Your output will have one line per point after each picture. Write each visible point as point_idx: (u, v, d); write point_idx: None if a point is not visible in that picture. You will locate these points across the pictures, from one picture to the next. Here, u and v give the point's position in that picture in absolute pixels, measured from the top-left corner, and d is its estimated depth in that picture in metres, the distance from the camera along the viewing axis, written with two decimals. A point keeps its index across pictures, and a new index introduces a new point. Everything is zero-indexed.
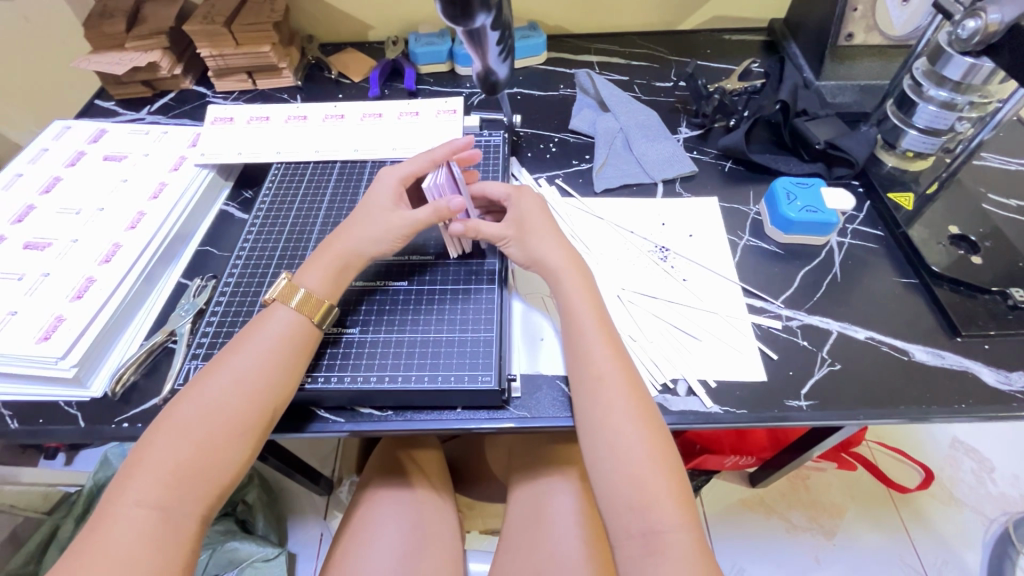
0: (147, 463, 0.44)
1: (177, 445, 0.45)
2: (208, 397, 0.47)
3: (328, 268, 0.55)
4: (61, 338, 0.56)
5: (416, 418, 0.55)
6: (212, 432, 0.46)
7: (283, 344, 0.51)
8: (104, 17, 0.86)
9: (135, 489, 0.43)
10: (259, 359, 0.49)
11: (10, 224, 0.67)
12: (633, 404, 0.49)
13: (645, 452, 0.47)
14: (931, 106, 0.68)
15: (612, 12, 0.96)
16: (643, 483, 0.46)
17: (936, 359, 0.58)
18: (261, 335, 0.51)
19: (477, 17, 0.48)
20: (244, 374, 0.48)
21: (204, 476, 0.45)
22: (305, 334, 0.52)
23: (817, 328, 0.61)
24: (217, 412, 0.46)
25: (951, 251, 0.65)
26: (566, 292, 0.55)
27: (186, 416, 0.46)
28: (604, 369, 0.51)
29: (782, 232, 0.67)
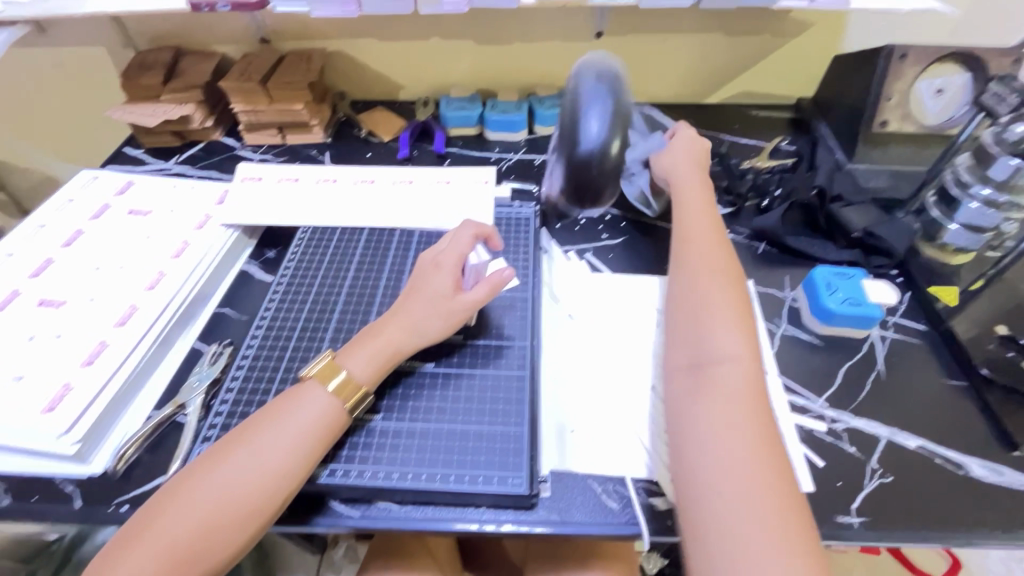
0: (149, 533, 0.43)
1: (180, 525, 0.43)
2: (225, 476, 0.45)
3: (375, 350, 0.53)
4: (67, 410, 0.53)
5: (435, 517, 0.50)
6: (220, 509, 0.44)
7: (310, 432, 0.48)
8: (143, 69, 0.88)
9: (128, 564, 0.42)
10: (282, 444, 0.47)
11: (27, 278, 0.66)
12: (747, 388, 0.47)
13: (733, 436, 0.45)
14: (974, 204, 0.67)
15: (641, 82, 0.98)
16: (730, 462, 0.43)
17: (993, 475, 0.54)
18: (296, 414, 0.49)
19: (601, 200, 0.64)
20: (266, 459, 0.46)
21: (198, 558, 0.43)
22: (335, 420, 0.50)
23: (864, 433, 0.57)
24: (231, 488, 0.45)
25: (1000, 353, 0.62)
26: (713, 275, 0.55)
27: (200, 484, 0.45)
28: (722, 349, 0.50)
29: (821, 322, 0.65)
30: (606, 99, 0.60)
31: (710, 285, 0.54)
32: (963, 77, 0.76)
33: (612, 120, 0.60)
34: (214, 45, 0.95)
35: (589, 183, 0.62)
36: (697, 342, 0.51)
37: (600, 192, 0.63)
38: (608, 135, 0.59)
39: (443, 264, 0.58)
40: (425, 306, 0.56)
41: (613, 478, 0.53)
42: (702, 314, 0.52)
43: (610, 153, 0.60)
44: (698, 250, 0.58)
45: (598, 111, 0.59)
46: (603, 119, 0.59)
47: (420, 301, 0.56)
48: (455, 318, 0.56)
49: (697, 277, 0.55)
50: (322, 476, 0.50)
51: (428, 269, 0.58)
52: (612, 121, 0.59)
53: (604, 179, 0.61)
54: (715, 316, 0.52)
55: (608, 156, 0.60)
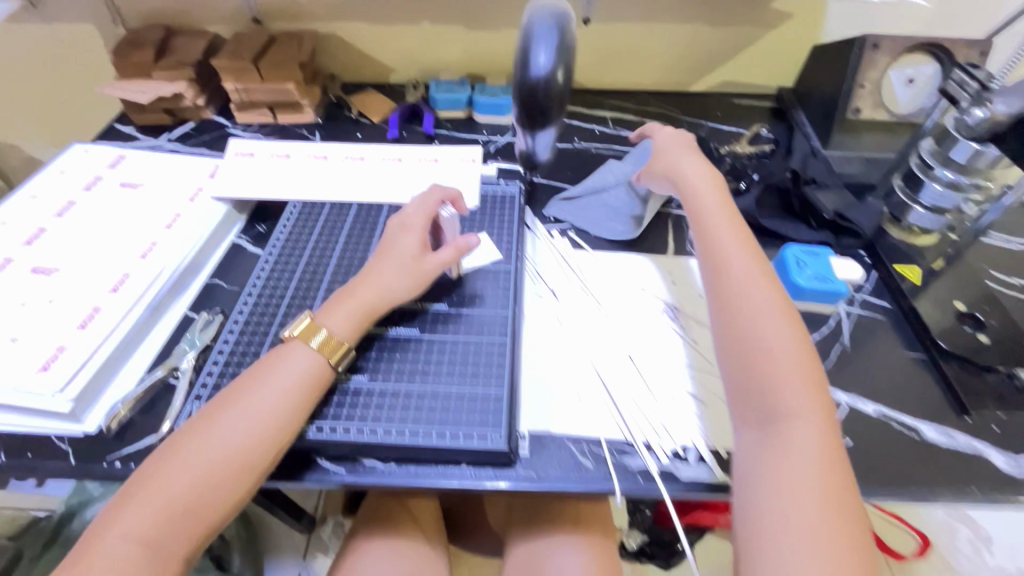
0: (143, 495, 0.44)
1: (173, 484, 0.45)
2: (216, 437, 0.47)
3: (353, 310, 0.56)
4: (61, 370, 0.55)
5: (418, 473, 0.52)
6: (211, 467, 0.46)
7: (295, 390, 0.51)
8: (134, 47, 0.89)
9: (123, 522, 0.43)
10: (269, 404, 0.49)
11: (19, 247, 0.67)
12: (819, 450, 0.46)
13: (815, 505, 0.43)
14: (937, 186, 0.70)
15: (626, 70, 1.00)
16: (828, 541, 0.42)
17: (946, 438, 0.57)
18: (281, 374, 0.51)
19: (549, 123, 0.56)
20: (254, 418, 0.48)
21: (194, 514, 0.45)
22: (317, 376, 0.52)
23: (826, 399, 0.60)
24: (221, 446, 0.47)
25: (957, 327, 0.66)
26: (765, 301, 0.53)
27: (193, 446, 0.47)
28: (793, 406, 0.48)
29: (792, 298, 0.68)
30: (555, 30, 0.52)
31: (770, 331, 0.51)
32: (931, 67, 0.79)
33: (560, 48, 0.52)
34: (205, 24, 0.96)
35: (534, 104, 0.53)
36: (764, 398, 0.49)
37: (547, 113, 0.54)
38: (554, 64, 0.52)
39: (410, 227, 0.61)
40: (396, 266, 0.58)
41: (589, 438, 0.56)
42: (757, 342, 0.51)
43: (557, 81, 0.52)
44: (748, 286, 0.54)
45: (546, 39, 0.52)
46: (552, 48, 0.52)
47: (388, 264, 0.58)
48: (422, 281, 0.59)
49: (748, 317, 0.52)
50: (309, 433, 0.52)
51: (397, 234, 0.60)
52: (560, 51, 0.52)
53: (552, 103, 0.53)
54: (781, 369, 0.49)
55: (555, 83, 0.52)
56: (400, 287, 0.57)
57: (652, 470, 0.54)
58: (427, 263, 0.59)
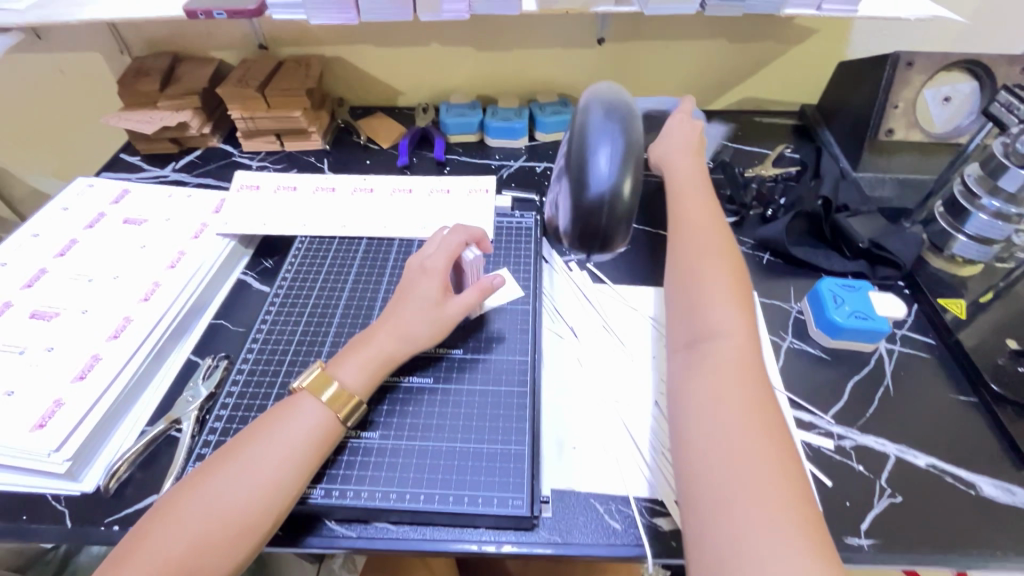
0: (134, 561, 0.41)
1: (167, 552, 0.41)
2: (215, 494, 0.44)
3: (364, 360, 0.53)
4: (58, 426, 0.52)
5: (434, 538, 0.49)
6: (209, 529, 0.42)
7: (303, 446, 0.48)
8: (140, 76, 0.87)
9: None
10: (274, 460, 0.46)
11: (19, 289, 0.64)
12: (736, 353, 0.47)
13: (722, 405, 0.44)
14: (983, 216, 0.66)
15: (643, 89, 0.97)
16: (732, 425, 0.42)
17: (1005, 495, 0.53)
18: (287, 427, 0.48)
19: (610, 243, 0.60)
20: (258, 477, 0.45)
21: None
22: (327, 432, 0.49)
23: (872, 450, 0.56)
24: (222, 506, 0.43)
25: (1011, 368, 0.61)
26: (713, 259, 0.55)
27: (192, 504, 0.44)
28: (714, 327, 0.50)
29: (829, 336, 0.63)
30: (618, 137, 0.57)
31: (707, 269, 0.54)
32: (970, 85, 0.76)
33: (623, 160, 0.57)
34: (211, 51, 0.94)
35: (600, 228, 0.58)
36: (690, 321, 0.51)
37: (610, 236, 0.59)
38: (619, 175, 0.56)
39: (431, 270, 0.58)
40: (418, 308, 0.55)
41: (617, 497, 0.52)
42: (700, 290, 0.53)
43: (621, 195, 0.57)
44: (691, 235, 0.58)
45: (608, 149, 0.56)
46: (614, 160, 0.56)
47: (409, 305, 0.56)
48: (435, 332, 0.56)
49: (691, 262, 0.55)
50: (317, 496, 0.48)
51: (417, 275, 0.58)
52: (622, 163, 0.56)
53: (615, 222, 0.58)
54: (706, 295, 0.52)
55: (619, 201, 0.57)
56: (423, 330, 0.55)
57: None
58: (451, 307, 0.57)
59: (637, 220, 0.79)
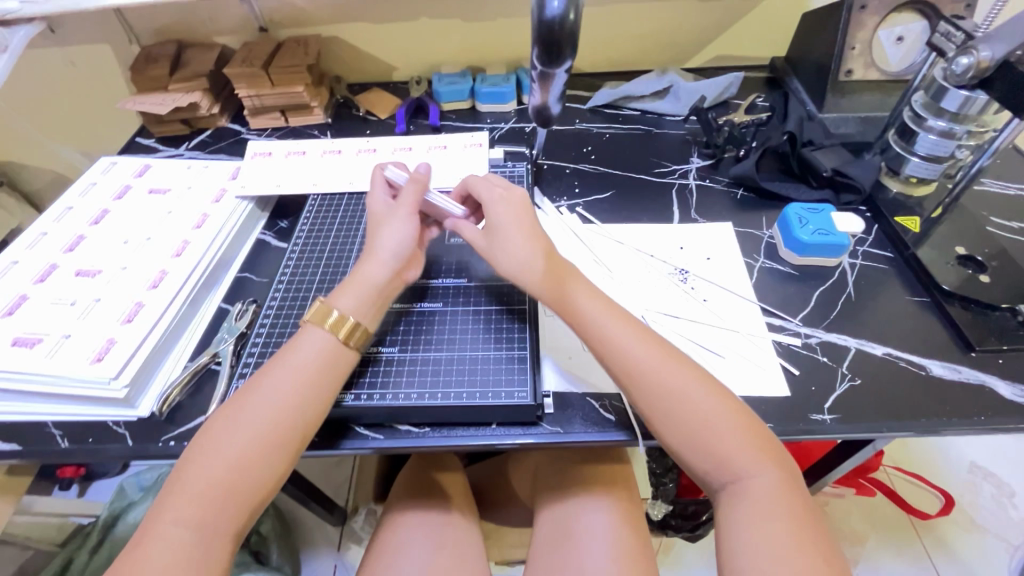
0: (188, 480, 0.48)
1: (215, 468, 0.48)
2: (246, 420, 0.50)
3: (360, 291, 0.58)
4: (113, 359, 0.59)
5: (451, 434, 0.56)
6: (248, 450, 0.49)
7: (314, 368, 0.53)
8: (151, 62, 0.93)
9: (173, 508, 0.47)
10: (290, 384, 0.52)
11: (62, 253, 0.71)
12: (740, 433, 0.49)
13: (750, 497, 0.47)
14: (931, 136, 0.72)
15: (621, 50, 1.03)
16: (775, 502, 0.47)
17: (952, 373, 0.60)
18: (297, 360, 0.54)
19: (563, 62, 0.60)
20: (279, 399, 0.51)
21: (236, 494, 0.48)
22: (333, 355, 0.55)
23: (835, 345, 0.63)
24: (255, 430, 0.50)
25: (959, 271, 0.68)
26: (627, 333, 0.54)
27: (229, 429, 0.50)
28: (725, 435, 0.49)
29: (796, 253, 0.70)
30: None
31: (632, 341, 0.53)
32: (920, 24, 0.80)
33: None
34: (214, 37, 1.00)
35: (552, 40, 0.57)
36: (698, 435, 0.49)
37: (561, 52, 0.58)
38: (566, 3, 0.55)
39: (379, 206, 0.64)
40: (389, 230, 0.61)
41: (610, 394, 0.59)
42: (661, 383, 0.51)
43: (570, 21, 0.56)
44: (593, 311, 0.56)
45: None
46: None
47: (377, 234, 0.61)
48: (401, 258, 0.60)
49: (616, 337, 0.54)
50: (349, 401, 0.56)
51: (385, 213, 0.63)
52: None
53: (566, 40, 0.57)
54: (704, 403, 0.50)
55: (568, 20, 0.56)
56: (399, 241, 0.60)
57: None
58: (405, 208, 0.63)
59: (620, 168, 0.86)
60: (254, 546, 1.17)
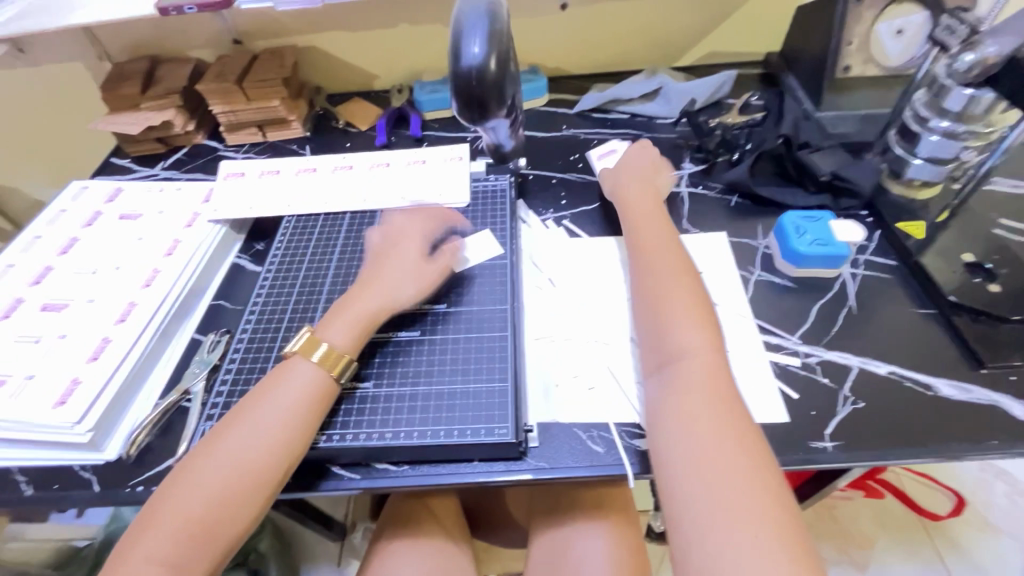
0: (162, 514, 0.46)
1: (190, 503, 0.46)
2: (228, 451, 0.48)
3: (354, 324, 0.57)
4: (77, 401, 0.56)
5: (431, 473, 0.53)
6: (226, 483, 0.47)
7: (302, 401, 0.51)
8: (122, 80, 0.90)
9: (146, 542, 0.45)
10: (276, 416, 0.50)
11: (28, 286, 0.69)
12: (718, 406, 0.47)
13: (709, 452, 0.44)
14: (934, 137, 0.68)
15: (609, 51, 0.99)
16: (737, 476, 0.42)
17: (961, 392, 0.56)
18: (285, 390, 0.52)
19: (493, 115, 0.59)
20: (263, 431, 0.49)
21: (209, 532, 0.45)
22: (321, 388, 0.53)
23: (836, 364, 0.59)
24: (236, 463, 0.48)
25: (967, 280, 0.64)
26: (686, 297, 0.55)
27: (208, 460, 0.48)
28: (699, 397, 0.47)
29: (793, 265, 0.67)
30: (484, 25, 0.55)
31: (678, 291, 0.55)
32: (921, 15, 0.76)
33: (492, 39, 0.55)
34: (188, 51, 0.97)
35: (476, 94, 0.56)
36: (691, 392, 0.48)
37: (486, 104, 0.57)
38: (486, 53, 0.54)
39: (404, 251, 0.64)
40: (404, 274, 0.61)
41: (597, 424, 0.56)
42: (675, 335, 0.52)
43: (491, 71, 0.55)
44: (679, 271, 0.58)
45: (478, 35, 0.54)
46: (483, 41, 0.54)
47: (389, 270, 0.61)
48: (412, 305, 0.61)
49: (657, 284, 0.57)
50: (320, 441, 0.53)
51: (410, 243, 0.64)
52: (492, 42, 0.55)
53: (491, 94, 0.56)
54: (692, 360, 0.50)
55: (489, 70, 0.55)
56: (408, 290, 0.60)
57: None
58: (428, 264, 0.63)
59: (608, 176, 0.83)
60: (253, 565, 1.13)
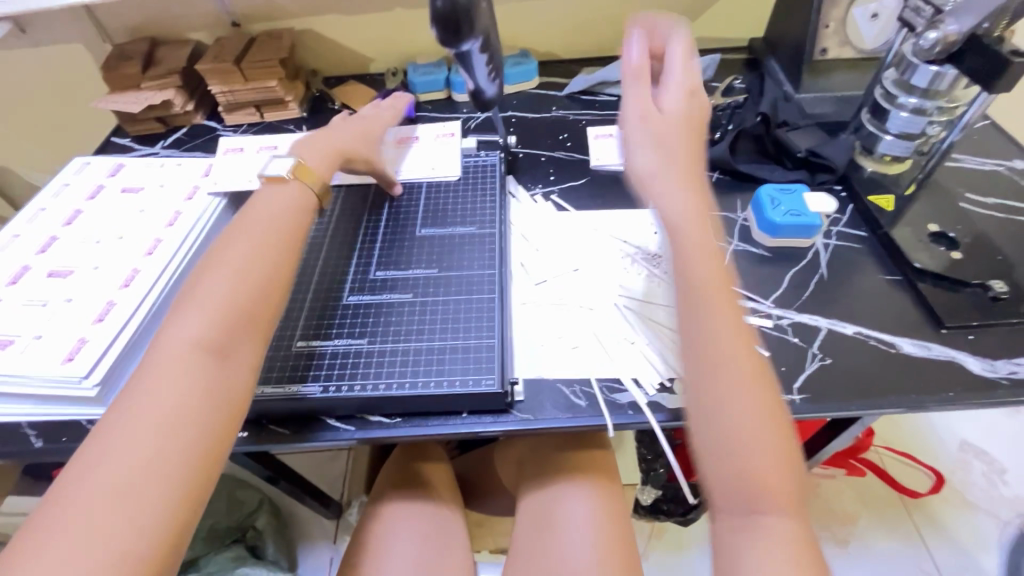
0: (123, 418, 0.42)
1: (156, 400, 0.43)
2: (186, 316, 0.48)
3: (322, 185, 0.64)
4: (85, 358, 0.59)
5: (422, 424, 0.56)
6: (190, 357, 0.45)
7: (256, 257, 0.52)
8: (122, 60, 0.92)
9: (112, 443, 0.40)
10: (233, 275, 0.50)
11: (34, 254, 0.71)
12: (765, 424, 0.44)
13: (775, 504, 0.41)
14: (903, 113, 0.72)
15: (599, 36, 1.02)
16: (785, 520, 0.41)
17: (922, 351, 0.60)
18: (236, 254, 0.52)
19: (466, 38, 0.57)
20: (219, 289, 0.49)
21: (184, 409, 0.43)
22: (283, 225, 0.56)
23: (806, 325, 0.63)
24: (192, 328, 0.47)
25: (933, 249, 0.67)
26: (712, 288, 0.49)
27: (163, 346, 0.46)
28: (757, 454, 0.43)
29: (768, 236, 0.70)
30: None
31: (699, 277, 0.50)
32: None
33: None
34: (187, 32, 0.99)
35: (454, 18, 0.54)
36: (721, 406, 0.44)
37: (462, 28, 0.55)
38: None
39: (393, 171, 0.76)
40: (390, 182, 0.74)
41: (579, 379, 0.59)
42: (708, 338, 0.47)
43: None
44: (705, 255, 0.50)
45: None
46: None
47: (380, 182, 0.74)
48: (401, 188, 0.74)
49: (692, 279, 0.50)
50: (318, 393, 0.56)
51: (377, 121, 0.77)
52: None
53: (467, 15, 0.54)
54: (746, 425, 0.43)
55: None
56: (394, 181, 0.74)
57: (640, 402, 0.57)
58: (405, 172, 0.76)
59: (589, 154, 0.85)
60: (250, 541, 1.18)
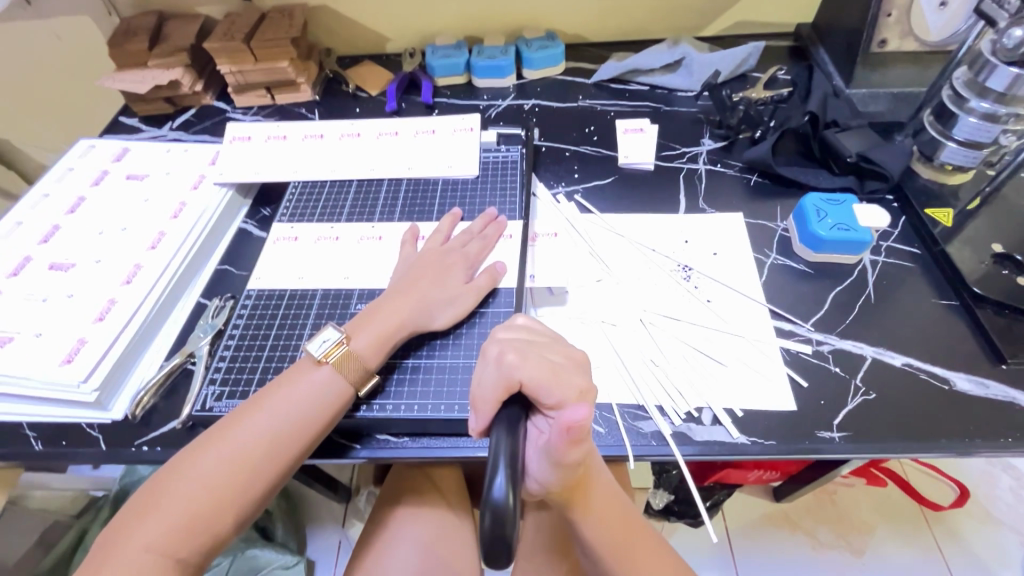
0: (158, 508, 0.45)
1: (189, 494, 0.46)
2: (232, 445, 0.48)
3: (381, 333, 0.55)
4: (84, 361, 0.57)
5: (431, 445, 0.54)
6: (219, 476, 0.47)
7: (310, 410, 0.50)
8: (129, 35, 0.88)
9: (144, 530, 0.44)
10: (281, 418, 0.50)
11: (37, 244, 0.69)
12: None
13: None
14: (971, 119, 0.65)
15: (632, 18, 0.94)
16: None
17: (979, 388, 0.54)
18: (289, 399, 0.51)
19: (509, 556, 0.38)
20: (266, 426, 0.49)
21: (193, 525, 0.45)
22: (335, 397, 0.52)
23: (849, 353, 0.58)
24: (240, 450, 0.48)
25: (995, 272, 0.61)
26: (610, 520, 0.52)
27: (211, 451, 0.48)
28: None
29: (811, 250, 0.65)
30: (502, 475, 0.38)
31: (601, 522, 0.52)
32: None
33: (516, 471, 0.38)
34: (196, 7, 0.94)
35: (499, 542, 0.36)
36: None
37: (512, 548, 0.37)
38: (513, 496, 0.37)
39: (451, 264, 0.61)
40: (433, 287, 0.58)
41: (601, 404, 0.56)
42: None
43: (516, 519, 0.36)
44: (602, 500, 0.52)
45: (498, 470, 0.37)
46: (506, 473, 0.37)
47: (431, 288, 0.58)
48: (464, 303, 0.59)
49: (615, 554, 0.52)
50: None
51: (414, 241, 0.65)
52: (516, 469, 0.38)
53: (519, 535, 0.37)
54: None
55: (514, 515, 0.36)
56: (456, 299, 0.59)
57: (664, 432, 0.53)
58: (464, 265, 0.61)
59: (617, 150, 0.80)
60: (261, 522, 1.19)
